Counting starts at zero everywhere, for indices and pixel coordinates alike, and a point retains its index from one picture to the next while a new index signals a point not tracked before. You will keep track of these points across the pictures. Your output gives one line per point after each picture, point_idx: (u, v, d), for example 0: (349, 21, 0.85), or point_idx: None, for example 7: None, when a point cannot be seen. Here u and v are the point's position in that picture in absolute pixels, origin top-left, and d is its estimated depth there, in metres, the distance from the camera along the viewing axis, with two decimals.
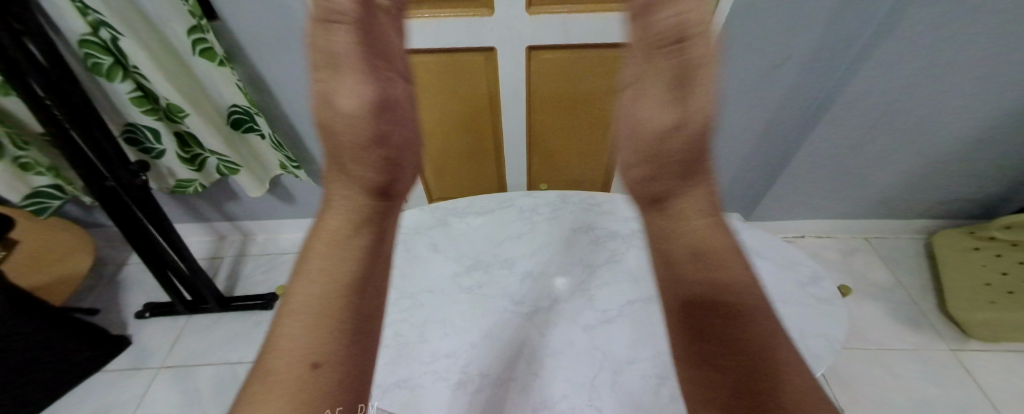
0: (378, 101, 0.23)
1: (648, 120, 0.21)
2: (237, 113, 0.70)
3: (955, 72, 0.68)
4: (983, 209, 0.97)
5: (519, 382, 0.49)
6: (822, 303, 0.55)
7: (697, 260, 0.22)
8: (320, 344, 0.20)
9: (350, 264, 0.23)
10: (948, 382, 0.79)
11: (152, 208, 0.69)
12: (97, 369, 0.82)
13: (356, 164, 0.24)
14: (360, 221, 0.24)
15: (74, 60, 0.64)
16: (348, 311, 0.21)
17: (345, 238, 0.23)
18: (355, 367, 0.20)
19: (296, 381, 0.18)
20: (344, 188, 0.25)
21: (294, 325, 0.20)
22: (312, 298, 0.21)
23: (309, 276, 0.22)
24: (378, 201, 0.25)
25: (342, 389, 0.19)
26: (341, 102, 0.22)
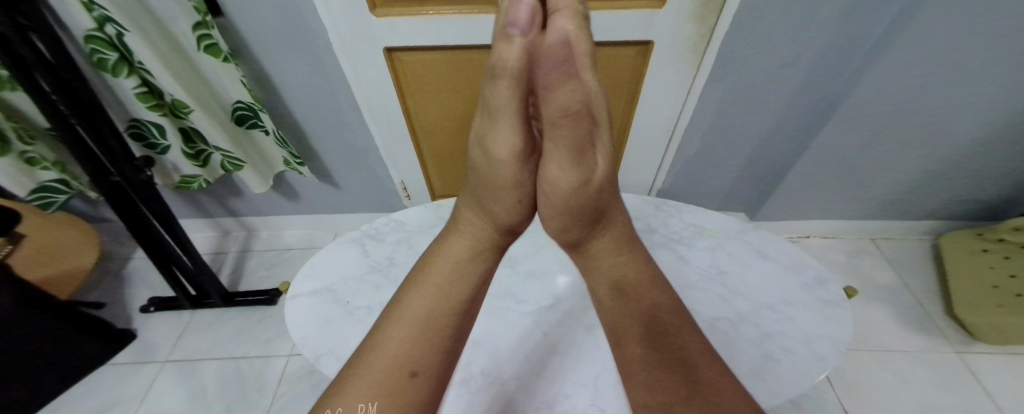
0: (523, 151, 0.31)
1: (555, 181, 0.32)
2: (242, 109, 0.71)
3: (968, 72, 0.66)
4: (990, 211, 0.96)
5: (523, 379, 0.49)
6: (828, 305, 0.54)
7: (615, 291, 0.37)
8: (419, 357, 0.28)
9: (462, 292, 0.34)
10: (956, 387, 0.77)
11: (156, 203, 0.69)
12: (103, 362, 0.83)
13: (501, 208, 0.35)
14: (477, 255, 0.37)
15: (81, 57, 0.65)
16: (450, 332, 0.32)
17: (467, 260, 0.36)
18: (440, 375, 0.29)
19: (395, 369, 0.27)
20: (479, 225, 0.38)
21: (404, 328, 0.30)
22: (422, 310, 0.31)
23: (429, 289, 0.33)
24: (500, 240, 0.38)
25: (427, 396, 0.28)
26: (497, 146, 0.30)
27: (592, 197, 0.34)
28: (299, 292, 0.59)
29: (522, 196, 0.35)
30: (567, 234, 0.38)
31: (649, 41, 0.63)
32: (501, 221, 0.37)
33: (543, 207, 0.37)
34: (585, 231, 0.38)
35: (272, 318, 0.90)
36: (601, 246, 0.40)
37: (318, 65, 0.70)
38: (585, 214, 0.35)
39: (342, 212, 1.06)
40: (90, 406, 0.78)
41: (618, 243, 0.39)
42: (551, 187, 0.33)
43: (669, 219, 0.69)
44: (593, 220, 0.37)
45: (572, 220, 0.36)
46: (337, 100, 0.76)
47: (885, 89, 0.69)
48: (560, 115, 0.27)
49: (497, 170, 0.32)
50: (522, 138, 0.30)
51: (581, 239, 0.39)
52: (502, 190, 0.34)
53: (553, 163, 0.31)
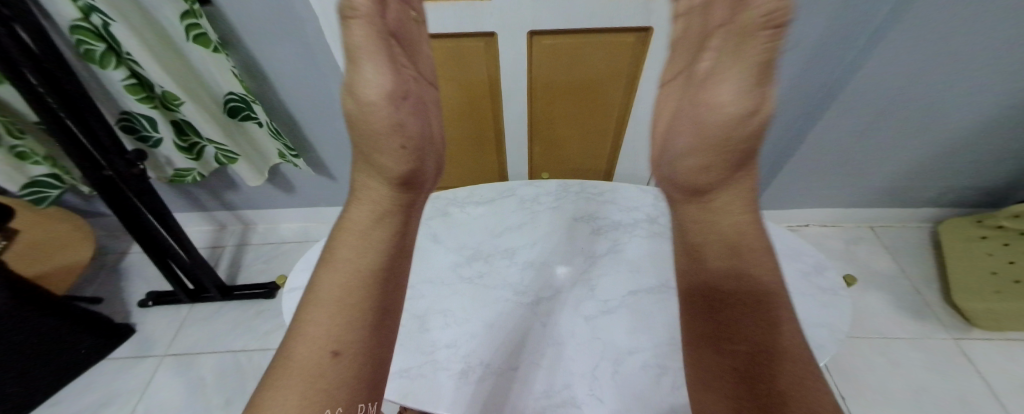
0: (393, 92, 0.30)
1: (720, 106, 0.29)
2: (234, 101, 0.69)
3: (975, 57, 0.65)
4: (990, 197, 0.95)
5: (520, 370, 0.49)
6: (826, 293, 0.54)
7: (726, 247, 0.34)
8: (341, 336, 0.27)
9: (371, 261, 0.32)
10: (952, 373, 0.78)
11: (150, 197, 0.69)
12: (102, 357, 0.83)
13: (385, 160, 0.33)
14: (381, 219, 0.34)
15: (67, 47, 0.63)
16: (367, 304, 0.30)
17: (371, 226, 0.33)
18: (370, 349, 0.28)
19: (317, 352, 0.26)
20: (377, 185, 0.35)
21: (319, 312, 0.28)
22: (334, 289, 0.29)
23: (338, 267, 0.31)
24: (401, 197, 0.36)
25: (358, 372, 0.27)
26: (365, 93, 0.29)
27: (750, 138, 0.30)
28: (295, 286, 0.59)
29: (405, 140, 0.33)
30: (701, 174, 0.34)
31: (648, 26, 0.62)
32: (393, 175, 0.34)
33: (682, 142, 0.34)
34: (724, 173, 0.33)
35: (270, 312, 0.90)
36: (728, 197, 0.35)
37: (310, 55, 0.69)
38: (730, 156, 0.32)
39: (339, 205, 1.05)
40: (91, 400, 0.78)
41: (748, 200, 0.35)
42: (710, 113, 0.30)
43: None
44: (739, 162, 0.33)
45: (718, 158, 0.32)
46: (330, 90, 0.75)
47: (888, 74, 0.68)
48: (759, 25, 0.23)
49: (370, 118, 0.30)
50: (389, 82, 0.29)
51: (713, 184, 0.34)
52: (381, 137, 0.32)
53: (726, 85, 0.28)
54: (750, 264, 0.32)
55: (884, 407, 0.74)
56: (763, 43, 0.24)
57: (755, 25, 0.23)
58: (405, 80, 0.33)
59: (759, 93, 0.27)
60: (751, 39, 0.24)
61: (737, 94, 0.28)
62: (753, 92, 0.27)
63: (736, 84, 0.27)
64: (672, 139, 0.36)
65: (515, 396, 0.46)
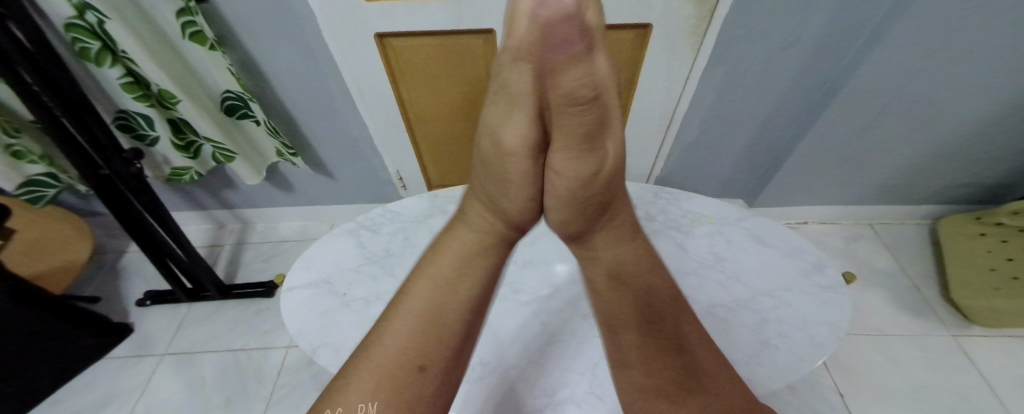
0: (533, 140, 0.30)
1: (558, 171, 0.30)
2: (231, 98, 0.69)
3: (975, 55, 0.65)
4: (988, 194, 0.95)
5: (521, 369, 0.49)
6: (826, 291, 0.54)
7: (612, 280, 0.36)
8: (428, 351, 0.27)
9: (468, 287, 0.32)
10: (950, 369, 0.78)
11: (148, 196, 0.68)
12: (101, 355, 0.83)
13: (510, 201, 0.34)
14: (485, 247, 0.35)
15: (62, 45, 0.63)
16: (455, 328, 0.30)
17: (473, 253, 0.35)
18: (448, 371, 0.28)
19: (402, 365, 0.26)
20: (486, 219, 0.36)
21: (410, 320, 0.29)
22: (428, 301, 0.30)
23: (435, 281, 0.32)
24: (505, 233, 0.37)
25: (434, 393, 0.27)
26: (508, 137, 0.29)
27: (602, 187, 0.33)
28: (294, 285, 0.59)
29: (533, 189, 0.34)
30: (570, 225, 0.37)
31: (648, 23, 0.61)
32: (507, 213, 0.35)
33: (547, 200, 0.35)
34: (591, 220, 0.36)
35: (270, 310, 0.90)
36: (604, 237, 0.38)
37: (307, 53, 0.68)
38: (590, 204, 0.34)
39: (338, 203, 1.05)
40: (90, 399, 0.78)
41: (619, 234, 0.38)
42: (556, 178, 0.31)
43: (668, 207, 0.68)
44: (600, 210, 0.35)
45: (577, 211, 0.34)
46: (328, 88, 0.75)
47: (889, 71, 0.68)
48: (568, 103, 0.24)
49: (509, 161, 0.31)
50: (535, 128, 0.29)
51: (586, 229, 0.37)
52: (512, 180, 0.32)
53: (561, 154, 0.29)
54: (649, 287, 0.35)
55: (883, 404, 0.74)
56: (580, 114, 0.25)
57: (567, 99, 0.23)
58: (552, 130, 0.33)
59: (599, 156, 0.29)
60: (575, 106, 0.24)
61: (567, 159, 0.29)
62: (585, 157, 0.29)
63: (566, 152, 0.29)
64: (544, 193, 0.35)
65: (515, 395, 0.46)
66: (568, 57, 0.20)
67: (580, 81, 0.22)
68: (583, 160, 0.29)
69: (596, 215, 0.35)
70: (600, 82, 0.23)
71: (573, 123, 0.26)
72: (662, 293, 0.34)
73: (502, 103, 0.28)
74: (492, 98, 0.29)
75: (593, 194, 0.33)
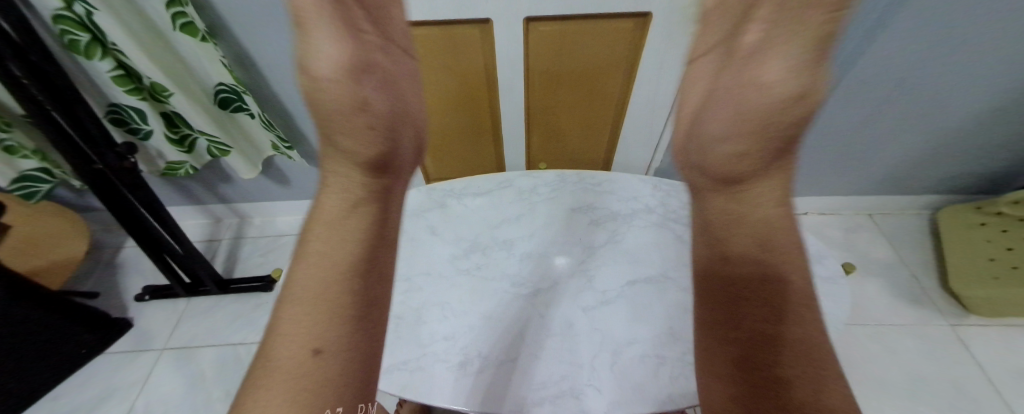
0: (349, 64, 0.29)
1: (767, 85, 0.25)
2: (225, 92, 0.67)
3: (980, 42, 0.63)
4: (990, 184, 0.95)
5: (519, 362, 0.49)
6: (825, 282, 0.54)
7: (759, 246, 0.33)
8: (324, 335, 0.28)
9: (347, 254, 0.32)
10: (947, 358, 0.79)
11: (143, 189, 0.67)
12: (101, 350, 0.84)
13: (350, 142, 0.31)
14: (354, 207, 0.34)
15: (50, 37, 0.61)
16: (347, 298, 0.31)
17: (344, 217, 0.33)
18: (352, 342, 0.30)
19: (298, 353, 0.28)
20: (345, 174, 0.34)
21: (295, 308, 0.30)
22: (311, 286, 0.31)
23: (316, 262, 0.32)
24: (373, 182, 0.34)
25: (340, 366, 0.28)
26: (319, 68, 0.28)
27: (796, 120, 0.26)
28: None
29: (373, 121, 0.31)
30: (743, 161, 0.30)
31: (648, 11, 0.60)
32: (359, 158, 0.32)
33: (716, 122, 0.29)
34: (762, 164, 0.30)
35: (269, 304, 0.90)
36: (762, 190, 0.33)
37: None
38: (774, 139, 0.28)
39: None
40: (91, 394, 0.79)
41: (782, 192, 0.33)
42: (759, 92, 0.26)
43: (667, 198, 0.67)
44: (778, 152, 0.29)
45: (754, 145, 0.28)
46: None
47: (891, 60, 0.66)
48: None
49: (327, 97, 0.29)
50: (344, 51, 0.28)
51: (748, 176, 0.31)
52: (346, 119, 0.30)
53: (776, 59, 0.24)
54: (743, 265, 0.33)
55: (880, 393, 0.75)
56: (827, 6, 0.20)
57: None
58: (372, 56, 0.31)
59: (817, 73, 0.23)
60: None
61: (790, 62, 0.23)
62: (810, 68, 0.23)
63: (795, 51, 0.23)
64: (708, 113, 0.30)
65: (514, 388, 0.46)
66: None
67: None
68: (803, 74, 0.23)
69: (772, 154, 0.29)
70: None
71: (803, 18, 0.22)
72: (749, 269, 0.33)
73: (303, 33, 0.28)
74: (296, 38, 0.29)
75: (778, 124, 0.26)
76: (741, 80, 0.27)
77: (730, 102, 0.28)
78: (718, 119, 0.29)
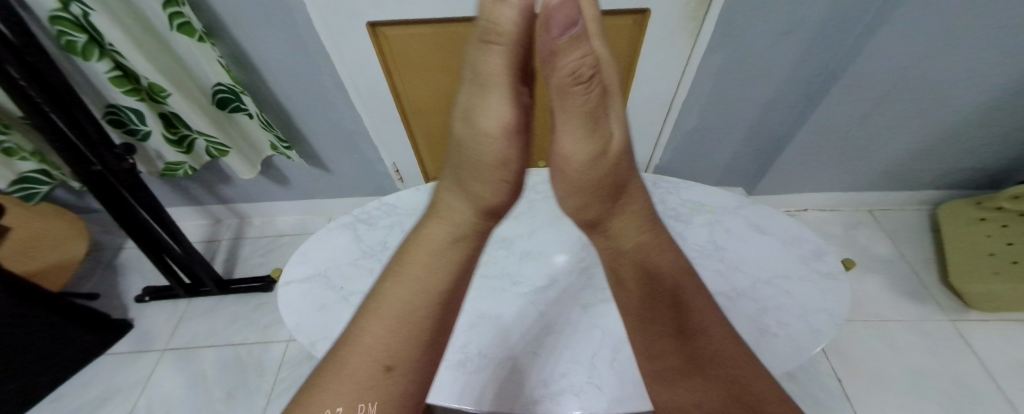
0: (515, 123, 0.31)
1: (571, 156, 0.31)
2: (223, 92, 0.68)
3: (980, 38, 0.63)
4: (989, 179, 0.95)
5: (520, 360, 0.49)
6: (824, 277, 0.54)
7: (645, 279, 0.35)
8: (395, 352, 0.27)
9: (440, 281, 0.32)
10: (947, 353, 0.79)
11: (140, 189, 0.68)
12: (103, 352, 0.84)
13: (483, 189, 0.34)
14: (458, 241, 0.35)
15: (48, 39, 0.61)
16: (427, 324, 0.30)
17: (446, 247, 0.34)
18: (419, 368, 0.29)
19: (371, 364, 0.26)
20: (461, 209, 0.36)
21: (377, 322, 0.29)
22: (398, 303, 0.30)
23: (405, 279, 0.32)
24: (483, 222, 0.37)
25: (405, 388, 0.27)
26: (485, 124, 0.30)
27: (613, 169, 0.33)
28: (292, 279, 0.59)
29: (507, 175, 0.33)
30: (585, 211, 0.36)
31: (647, 8, 0.60)
32: (479, 197, 0.35)
33: (558, 187, 0.35)
34: (604, 208, 0.36)
35: (269, 304, 0.91)
36: (622, 225, 0.38)
37: (299, 44, 0.67)
38: (598, 191, 0.34)
39: (334, 196, 1.04)
40: (93, 395, 0.79)
41: (641, 222, 0.38)
42: (566, 162, 0.32)
43: (667, 196, 0.67)
44: (614, 194, 0.35)
45: (591, 197, 0.34)
46: (320, 79, 0.74)
47: (890, 56, 0.66)
48: (571, 81, 0.26)
49: (484, 148, 0.31)
50: (512, 111, 0.30)
51: (599, 219, 0.37)
52: (488, 169, 0.32)
53: (568, 137, 0.30)
54: (655, 262, 0.35)
55: (879, 389, 0.75)
56: (581, 96, 0.27)
57: (568, 81, 0.26)
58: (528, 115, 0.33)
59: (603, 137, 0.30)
60: (575, 89, 0.26)
61: (505, 107, 0.30)
62: (595, 140, 0.30)
63: (574, 137, 0.29)
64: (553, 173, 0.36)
65: (514, 386, 0.46)
66: (567, 38, 0.24)
67: (579, 60, 0.25)
68: (591, 145, 0.30)
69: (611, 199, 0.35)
70: (597, 61, 0.26)
71: (573, 104, 0.27)
72: (664, 268, 0.35)
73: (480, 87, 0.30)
74: (466, 87, 0.31)
75: (595, 183, 0.33)
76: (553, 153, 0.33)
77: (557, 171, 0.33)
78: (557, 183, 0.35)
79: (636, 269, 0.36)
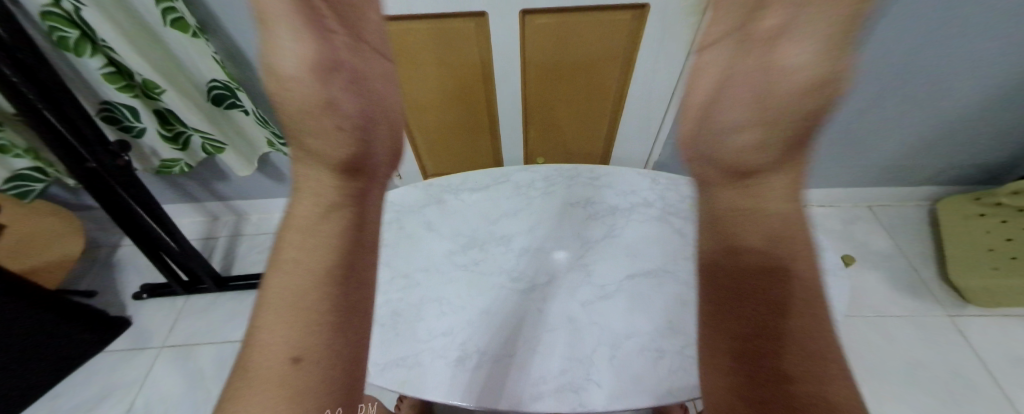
0: (318, 63, 0.31)
1: (794, 69, 0.25)
2: (217, 88, 0.67)
3: (980, 31, 0.63)
4: (990, 174, 0.94)
5: (519, 358, 0.49)
6: (825, 274, 0.54)
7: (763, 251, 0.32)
8: (302, 344, 0.29)
9: (322, 262, 0.32)
10: (945, 347, 0.79)
11: (137, 187, 0.68)
12: (100, 349, 0.84)
13: (323, 144, 0.33)
14: (329, 212, 0.34)
15: (39, 35, 0.61)
16: (322, 304, 0.31)
17: (319, 222, 0.34)
18: (333, 351, 0.30)
19: (277, 362, 0.28)
20: (321, 177, 0.34)
21: (274, 315, 0.30)
22: (284, 294, 0.31)
23: (289, 271, 0.32)
24: (349, 183, 0.35)
25: (323, 375, 0.29)
26: (283, 63, 0.31)
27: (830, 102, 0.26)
28: None
29: (343, 122, 0.32)
30: (746, 155, 0.31)
31: (645, 3, 0.59)
32: (331, 158, 0.33)
33: (733, 105, 0.30)
34: (777, 153, 0.30)
35: None
36: (771, 183, 0.32)
37: None
38: (777, 131, 0.28)
39: None
40: (91, 393, 0.79)
41: (795, 186, 0.33)
42: (782, 78, 0.26)
43: (666, 192, 0.67)
44: (798, 142, 0.29)
45: (771, 132, 0.29)
46: None
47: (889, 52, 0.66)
48: None
49: (293, 93, 0.31)
50: (307, 48, 0.31)
51: (756, 167, 0.31)
52: (314, 118, 0.32)
53: (797, 45, 0.25)
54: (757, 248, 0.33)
55: (878, 384, 0.75)
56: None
57: None
58: (339, 53, 0.33)
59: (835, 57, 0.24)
60: None
61: (294, 47, 0.31)
62: (831, 55, 0.24)
63: (809, 46, 0.24)
64: (730, 92, 0.30)
65: (513, 384, 0.46)
66: None
67: None
68: (825, 59, 0.24)
69: (793, 143, 0.29)
70: None
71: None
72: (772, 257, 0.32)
73: (265, 24, 0.30)
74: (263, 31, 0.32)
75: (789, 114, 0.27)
76: (755, 71, 0.28)
77: (737, 97, 0.29)
78: (728, 108, 0.30)
79: (759, 239, 0.33)
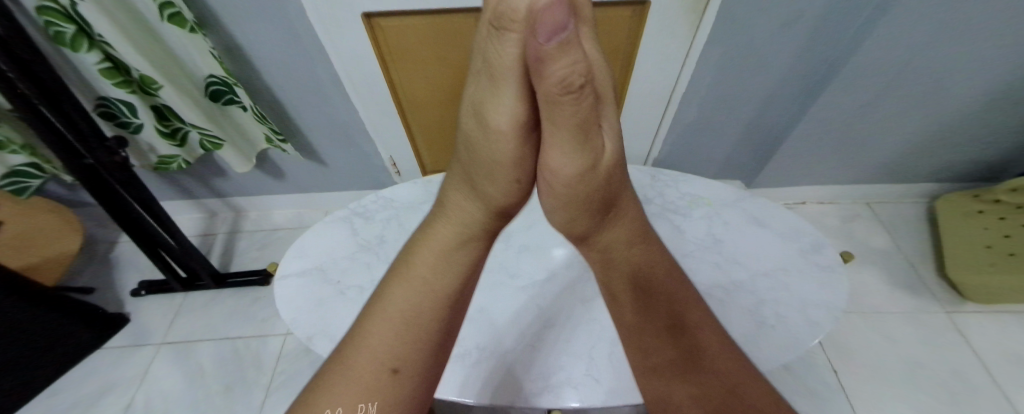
0: (527, 120, 0.30)
1: (556, 168, 0.31)
2: (215, 84, 0.67)
3: (981, 30, 0.63)
4: (988, 172, 0.94)
5: (519, 355, 0.49)
6: (823, 271, 0.54)
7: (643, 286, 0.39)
8: (398, 354, 0.30)
9: (447, 282, 0.35)
10: (942, 344, 0.80)
11: (133, 183, 0.67)
12: (99, 345, 0.84)
13: (494, 189, 0.35)
14: (465, 242, 0.38)
15: (34, 28, 0.60)
16: (433, 327, 0.33)
17: (453, 248, 0.37)
18: (423, 370, 0.31)
19: (377, 367, 0.29)
20: (466, 206, 0.38)
21: (386, 322, 0.31)
22: (403, 305, 0.32)
23: (413, 282, 0.34)
24: (492, 223, 0.38)
25: (411, 388, 0.30)
26: (499, 120, 0.29)
27: (602, 178, 0.33)
28: (288, 272, 0.59)
29: (520, 175, 0.34)
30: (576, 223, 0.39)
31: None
32: (488, 199, 0.36)
33: (547, 195, 0.36)
34: (593, 222, 0.39)
35: (268, 298, 0.90)
36: (612, 236, 0.41)
37: (294, 37, 0.66)
38: (595, 204, 0.36)
39: (330, 190, 1.04)
40: (90, 390, 0.79)
41: (631, 235, 0.41)
42: (554, 176, 0.32)
43: (666, 189, 0.67)
44: (601, 209, 0.37)
45: (582, 208, 0.36)
46: (314, 71, 0.72)
47: (890, 51, 0.66)
48: (559, 92, 0.23)
49: (496, 146, 0.31)
50: (524, 109, 0.29)
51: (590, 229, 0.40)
52: (496, 169, 0.33)
53: (555, 152, 0.30)
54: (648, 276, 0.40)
55: (875, 380, 0.76)
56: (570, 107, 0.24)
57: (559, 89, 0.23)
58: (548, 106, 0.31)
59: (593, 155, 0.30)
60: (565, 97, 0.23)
61: (514, 107, 0.28)
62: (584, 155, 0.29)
63: (563, 155, 0.29)
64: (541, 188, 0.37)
65: (513, 381, 0.46)
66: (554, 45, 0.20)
67: (566, 71, 0.22)
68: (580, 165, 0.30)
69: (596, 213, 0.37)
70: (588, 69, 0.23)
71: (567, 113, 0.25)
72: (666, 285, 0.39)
73: (492, 77, 0.27)
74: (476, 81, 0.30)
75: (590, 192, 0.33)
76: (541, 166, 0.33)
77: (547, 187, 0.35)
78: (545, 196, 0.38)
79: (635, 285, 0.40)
